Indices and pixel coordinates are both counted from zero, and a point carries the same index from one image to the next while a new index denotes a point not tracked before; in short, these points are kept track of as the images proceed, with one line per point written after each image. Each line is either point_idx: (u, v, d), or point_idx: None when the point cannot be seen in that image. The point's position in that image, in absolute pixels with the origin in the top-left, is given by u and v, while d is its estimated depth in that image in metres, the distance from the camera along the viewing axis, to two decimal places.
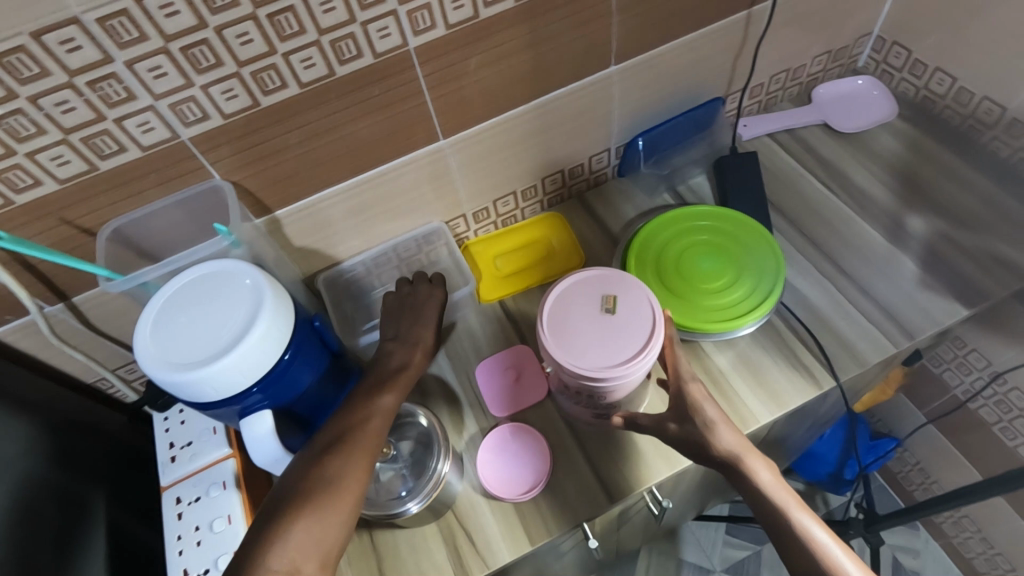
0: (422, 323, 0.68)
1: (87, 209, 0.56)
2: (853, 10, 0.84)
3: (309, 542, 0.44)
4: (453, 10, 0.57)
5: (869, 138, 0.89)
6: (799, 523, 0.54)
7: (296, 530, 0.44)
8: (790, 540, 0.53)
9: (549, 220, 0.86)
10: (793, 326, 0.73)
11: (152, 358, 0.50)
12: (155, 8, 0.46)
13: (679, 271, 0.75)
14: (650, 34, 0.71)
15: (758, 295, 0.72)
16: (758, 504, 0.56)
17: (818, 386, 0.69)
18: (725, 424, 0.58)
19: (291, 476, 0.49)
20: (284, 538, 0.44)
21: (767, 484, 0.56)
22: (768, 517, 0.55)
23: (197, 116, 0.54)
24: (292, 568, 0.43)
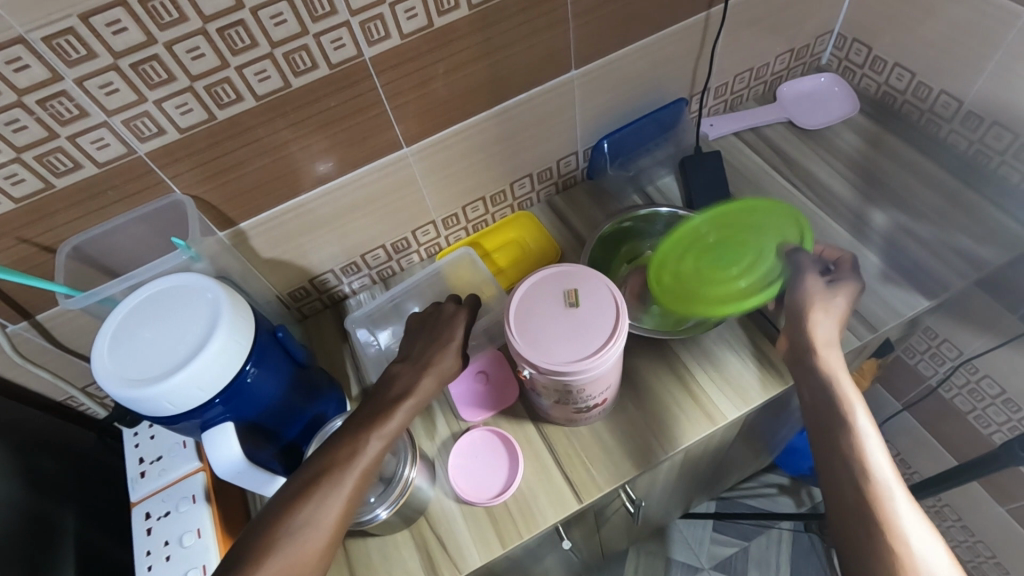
0: (432, 345, 0.62)
1: (45, 226, 0.55)
2: (812, 10, 0.85)
3: None
4: (407, 19, 0.57)
5: (832, 134, 0.91)
6: (856, 424, 0.55)
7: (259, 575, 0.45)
8: (840, 432, 0.55)
9: (520, 221, 0.87)
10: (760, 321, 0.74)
11: (110, 374, 0.50)
12: (102, 26, 0.46)
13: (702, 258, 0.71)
14: (609, 38, 0.71)
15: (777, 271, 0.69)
16: (817, 395, 0.58)
17: (783, 380, 0.69)
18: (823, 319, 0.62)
19: (254, 542, 0.47)
20: None
21: (842, 381, 0.58)
22: (821, 407, 0.57)
23: (153, 131, 0.54)
24: None
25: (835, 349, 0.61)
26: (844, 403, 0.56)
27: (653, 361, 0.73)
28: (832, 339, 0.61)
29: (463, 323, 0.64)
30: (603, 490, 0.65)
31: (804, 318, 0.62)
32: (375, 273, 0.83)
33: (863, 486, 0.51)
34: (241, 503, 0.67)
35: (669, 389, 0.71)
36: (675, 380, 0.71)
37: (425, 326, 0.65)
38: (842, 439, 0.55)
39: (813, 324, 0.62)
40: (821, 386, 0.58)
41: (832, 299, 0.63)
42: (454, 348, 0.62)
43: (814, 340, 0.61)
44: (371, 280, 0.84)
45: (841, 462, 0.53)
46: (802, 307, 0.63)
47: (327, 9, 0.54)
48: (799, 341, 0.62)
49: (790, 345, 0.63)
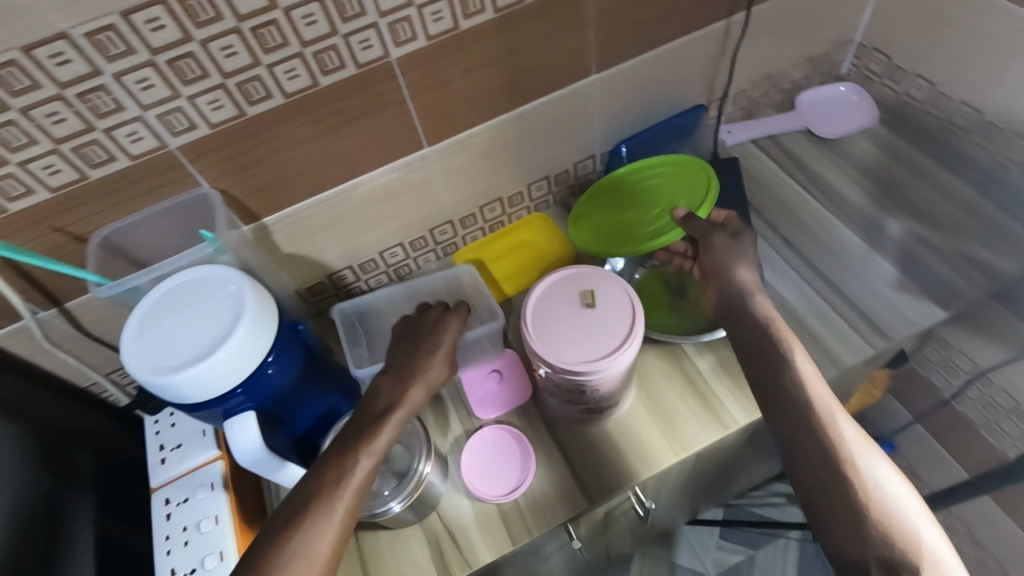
0: (419, 352, 0.63)
1: (75, 216, 0.57)
2: (833, 18, 0.85)
3: None
4: (433, 22, 0.59)
5: (849, 143, 0.91)
6: (797, 369, 0.53)
7: None
8: (781, 375, 0.53)
9: (533, 223, 0.87)
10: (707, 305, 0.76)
11: (137, 361, 0.52)
12: (141, 23, 0.48)
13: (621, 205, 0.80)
14: (628, 43, 0.72)
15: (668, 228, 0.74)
16: (756, 342, 0.56)
17: None
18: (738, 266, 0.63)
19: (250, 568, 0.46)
20: None
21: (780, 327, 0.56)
22: (760, 353, 0.55)
23: (185, 125, 0.55)
24: None
25: (766, 296, 0.60)
26: (782, 349, 0.55)
27: (664, 367, 0.73)
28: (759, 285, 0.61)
29: (452, 327, 0.65)
30: (614, 492, 0.66)
31: (729, 272, 0.63)
32: (392, 270, 0.84)
33: (811, 421, 0.50)
34: (256, 492, 0.69)
35: (679, 393, 0.71)
36: (687, 386, 0.72)
37: (409, 335, 0.65)
38: (781, 378, 0.53)
39: (738, 275, 0.62)
40: (761, 332, 0.57)
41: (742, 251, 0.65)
42: (443, 347, 0.63)
43: (745, 289, 0.61)
44: (388, 278, 0.85)
45: (783, 401, 0.52)
46: (725, 264, 0.64)
47: (357, 10, 0.55)
48: (729, 294, 0.61)
49: (721, 298, 0.62)
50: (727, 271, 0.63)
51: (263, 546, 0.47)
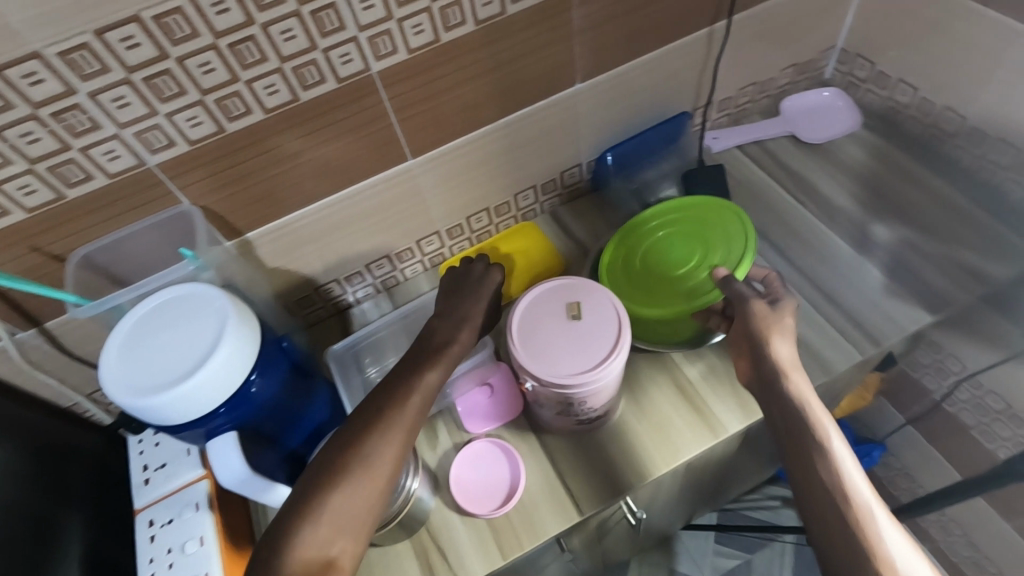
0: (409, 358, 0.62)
1: (55, 235, 0.56)
2: (816, 25, 0.86)
3: (342, 519, 0.47)
4: (414, 35, 0.58)
5: (835, 148, 0.91)
6: (833, 452, 0.51)
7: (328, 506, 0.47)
8: (815, 460, 0.51)
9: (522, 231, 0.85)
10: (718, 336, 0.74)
11: (117, 382, 0.51)
12: (116, 42, 0.47)
13: (663, 241, 0.77)
14: (614, 53, 0.72)
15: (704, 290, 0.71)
16: (789, 420, 0.54)
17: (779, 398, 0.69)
18: (779, 336, 0.60)
19: (325, 466, 0.49)
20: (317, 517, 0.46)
21: (816, 410, 0.54)
22: (793, 435, 0.53)
23: (163, 143, 0.55)
24: (325, 542, 0.46)
25: (801, 372, 0.57)
26: (817, 431, 0.52)
27: (653, 375, 0.73)
28: (797, 361, 0.58)
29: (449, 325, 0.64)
30: (605, 504, 0.65)
31: (763, 343, 0.59)
32: (379, 282, 0.83)
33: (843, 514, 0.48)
34: (243, 511, 0.68)
35: (670, 401, 0.71)
36: (676, 394, 0.71)
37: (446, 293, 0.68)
38: (816, 463, 0.51)
39: (776, 349, 0.58)
40: (793, 413, 0.54)
41: (784, 320, 0.61)
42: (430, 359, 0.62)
43: (781, 364, 0.57)
44: (376, 289, 0.84)
45: (818, 489, 0.50)
46: (758, 332, 0.60)
47: (336, 25, 0.55)
48: (761, 364, 0.59)
49: (755, 372, 0.60)
50: (758, 343, 0.60)
51: (327, 462, 0.49)
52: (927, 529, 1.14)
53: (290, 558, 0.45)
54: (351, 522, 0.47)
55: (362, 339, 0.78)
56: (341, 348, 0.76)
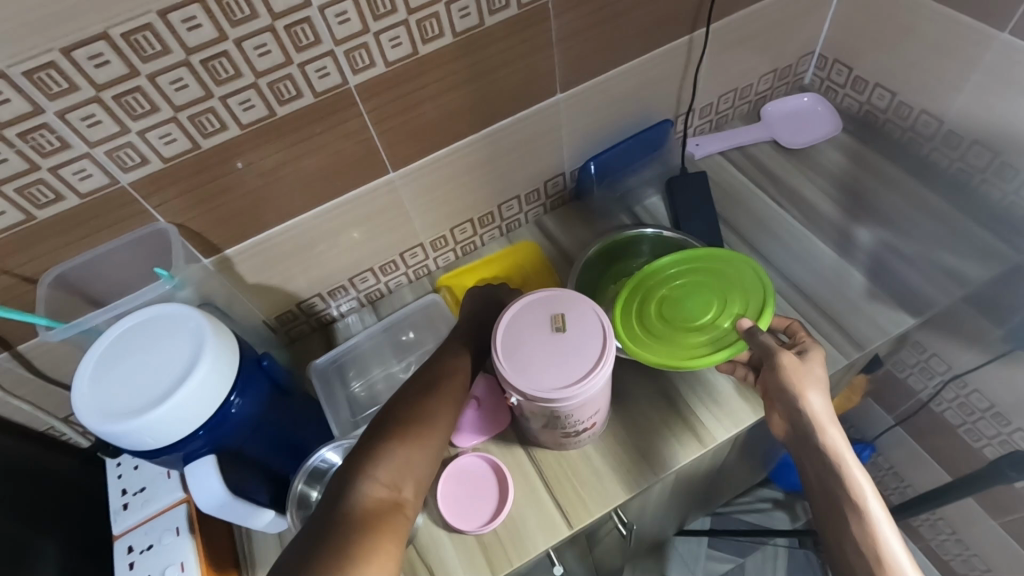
0: None
1: (25, 257, 0.55)
2: (793, 32, 0.87)
3: (408, 464, 0.50)
4: (391, 48, 0.58)
5: (815, 153, 0.92)
6: (868, 513, 0.51)
7: (398, 450, 0.50)
8: (851, 524, 0.52)
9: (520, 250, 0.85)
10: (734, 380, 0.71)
11: (90, 408, 0.49)
12: (85, 60, 0.46)
13: (681, 291, 0.71)
14: (595, 63, 0.72)
15: (727, 339, 0.66)
16: (824, 482, 0.54)
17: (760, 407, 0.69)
18: (814, 389, 0.57)
19: (390, 421, 0.53)
20: (387, 458, 0.49)
21: (853, 475, 0.53)
22: (830, 499, 0.54)
23: (136, 161, 0.54)
24: (393, 484, 0.48)
25: (838, 425, 0.56)
26: (853, 494, 0.52)
27: (636, 384, 0.73)
28: (832, 413, 0.56)
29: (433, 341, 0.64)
30: (594, 515, 0.65)
31: (796, 397, 0.57)
32: (363, 295, 0.82)
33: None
34: (226, 534, 0.66)
35: (655, 409, 0.71)
36: (660, 402, 0.71)
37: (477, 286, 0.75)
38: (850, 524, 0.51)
39: (812, 405, 0.56)
40: (829, 474, 0.54)
41: (813, 371, 0.59)
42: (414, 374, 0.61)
43: (816, 420, 0.56)
44: (360, 303, 0.83)
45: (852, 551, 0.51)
46: (790, 386, 0.58)
47: (311, 39, 0.54)
48: (793, 413, 0.58)
49: (789, 423, 0.58)
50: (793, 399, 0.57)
51: (387, 424, 0.53)
52: (917, 528, 1.14)
53: (360, 497, 0.46)
54: (413, 473, 0.50)
55: (344, 355, 0.77)
56: (324, 363, 0.75)
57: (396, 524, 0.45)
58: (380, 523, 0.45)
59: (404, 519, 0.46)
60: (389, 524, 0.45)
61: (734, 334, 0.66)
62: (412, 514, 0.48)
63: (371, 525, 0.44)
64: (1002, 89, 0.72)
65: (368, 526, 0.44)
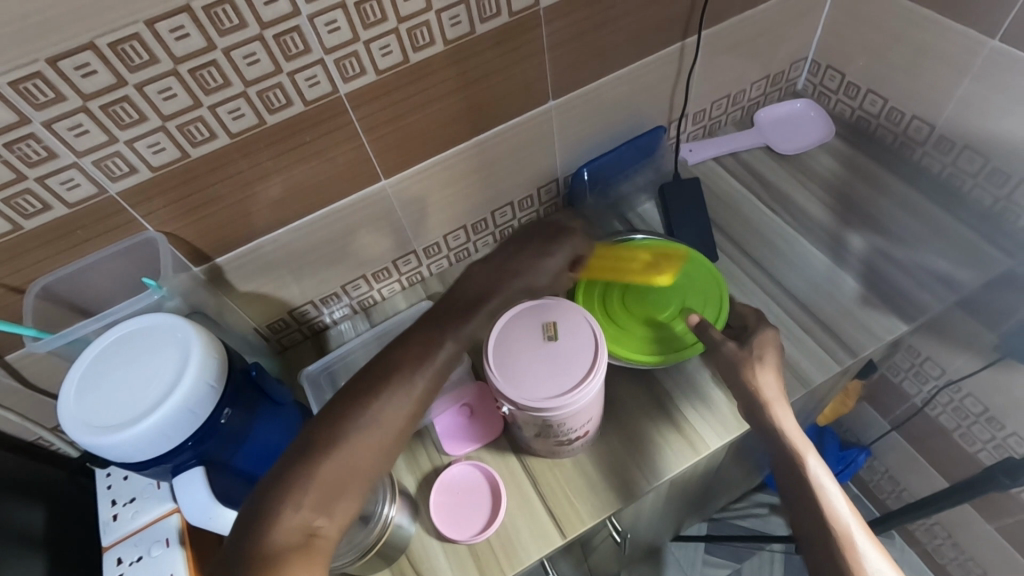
0: None
1: (12, 268, 0.54)
2: (785, 38, 0.87)
3: (332, 483, 0.46)
4: (381, 56, 0.58)
5: (808, 158, 0.92)
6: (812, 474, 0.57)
7: (323, 467, 0.46)
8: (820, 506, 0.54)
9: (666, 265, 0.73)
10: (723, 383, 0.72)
11: (77, 421, 0.49)
12: (71, 69, 0.46)
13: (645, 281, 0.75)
14: (586, 69, 0.72)
15: (682, 339, 0.70)
16: None
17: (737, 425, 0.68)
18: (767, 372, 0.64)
19: (327, 428, 0.48)
20: (310, 477, 0.45)
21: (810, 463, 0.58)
22: None
23: (124, 170, 0.53)
24: (315, 505, 0.45)
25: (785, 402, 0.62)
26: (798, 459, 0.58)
27: (631, 392, 0.72)
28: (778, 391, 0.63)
29: None
30: (587, 525, 0.64)
31: None
32: (356, 302, 0.82)
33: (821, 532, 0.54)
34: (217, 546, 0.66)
35: (646, 419, 0.70)
36: (654, 411, 0.71)
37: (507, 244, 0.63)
38: None
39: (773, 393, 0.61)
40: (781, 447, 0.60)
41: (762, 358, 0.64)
42: None
43: (765, 397, 0.62)
44: (353, 310, 0.83)
45: None
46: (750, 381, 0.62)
47: (301, 48, 0.54)
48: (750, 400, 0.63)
49: None
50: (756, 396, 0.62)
51: (320, 433, 0.48)
52: (914, 533, 1.13)
53: (275, 524, 0.43)
54: (338, 496, 0.46)
55: (334, 358, 0.76)
56: (315, 370, 0.75)
57: (309, 559, 0.43)
58: (292, 562, 0.42)
59: (318, 554, 0.43)
60: (301, 558, 0.43)
61: (689, 335, 0.71)
62: (331, 539, 0.45)
63: (280, 561, 0.42)
64: (993, 95, 0.72)
65: (276, 563, 0.42)
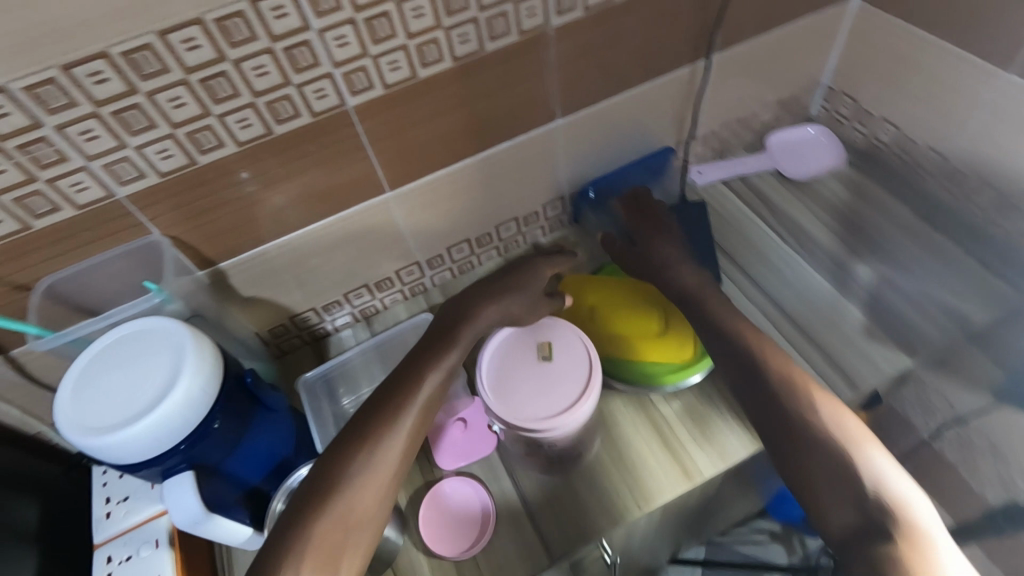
0: None
1: (21, 266, 0.55)
2: (799, 63, 0.86)
3: (327, 548, 0.48)
4: (390, 71, 0.58)
5: (818, 184, 0.91)
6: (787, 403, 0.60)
7: (316, 532, 0.48)
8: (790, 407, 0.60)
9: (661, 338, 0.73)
10: (718, 408, 0.71)
11: (71, 422, 0.49)
12: (84, 77, 0.47)
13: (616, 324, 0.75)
14: (595, 89, 0.73)
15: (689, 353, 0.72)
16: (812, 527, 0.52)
17: (739, 447, 0.68)
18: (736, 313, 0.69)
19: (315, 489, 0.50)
20: (306, 543, 0.48)
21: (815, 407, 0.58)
22: None
23: (133, 174, 0.54)
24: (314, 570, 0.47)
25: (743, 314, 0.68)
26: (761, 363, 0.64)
27: (630, 414, 0.71)
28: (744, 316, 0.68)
29: None
30: (576, 548, 0.63)
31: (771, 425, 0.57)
32: (358, 310, 0.82)
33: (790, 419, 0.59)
34: (206, 549, 0.66)
35: (646, 441, 0.69)
36: (653, 433, 0.70)
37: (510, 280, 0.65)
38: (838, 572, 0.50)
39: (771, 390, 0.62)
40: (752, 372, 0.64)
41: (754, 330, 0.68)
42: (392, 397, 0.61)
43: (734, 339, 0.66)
44: (355, 317, 0.83)
45: None
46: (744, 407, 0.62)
47: (311, 61, 0.54)
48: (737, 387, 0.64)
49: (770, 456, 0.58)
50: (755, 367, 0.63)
51: (311, 494, 0.50)
52: None
53: None
54: (338, 556, 0.48)
55: (333, 365, 0.77)
56: (313, 376, 0.75)
57: None
58: None
59: None
60: None
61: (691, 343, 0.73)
62: None
63: None
64: (1009, 130, 0.71)
65: None
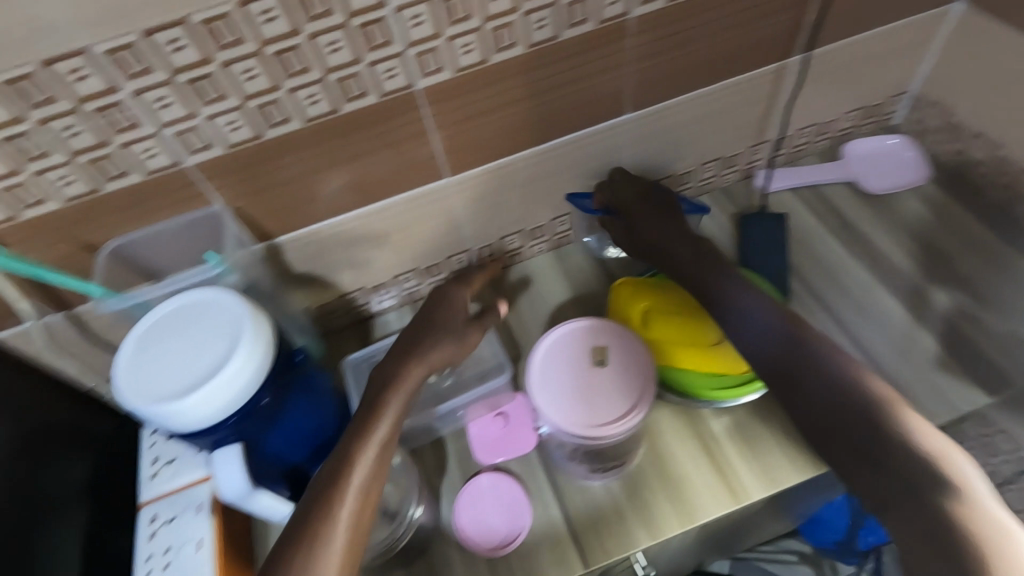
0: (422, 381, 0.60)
1: (88, 226, 0.56)
2: (888, 69, 0.81)
3: None
4: (462, 54, 0.56)
5: (896, 200, 0.85)
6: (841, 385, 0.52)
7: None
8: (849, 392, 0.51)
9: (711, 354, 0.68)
10: (772, 428, 0.67)
11: (129, 386, 0.50)
12: (162, 43, 0.47)
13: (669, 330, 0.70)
14: (668, 86, 0.69)
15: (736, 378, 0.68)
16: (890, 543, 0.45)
17: (789, 469, 0.65)
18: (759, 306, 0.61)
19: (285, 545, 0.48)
20: None
21: (957, 462, 0.45)
22: None
23: (200, 144, 0.54)
24: None
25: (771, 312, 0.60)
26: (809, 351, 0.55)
27: (676, 426, 0.69)
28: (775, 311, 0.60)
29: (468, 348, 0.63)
30: (612, 557, 0.62)
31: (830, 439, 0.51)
32: (406, 293, 0.81)
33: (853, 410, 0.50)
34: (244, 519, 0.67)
35: (689, 456, 0.67)
36: (699, 449, 0.67)
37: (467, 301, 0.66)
38: None
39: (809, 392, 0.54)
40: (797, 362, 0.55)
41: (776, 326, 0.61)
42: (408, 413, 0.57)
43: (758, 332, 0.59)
44: (402, 300, 0.82)
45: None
46: None
47: (384, 39, 0.53)
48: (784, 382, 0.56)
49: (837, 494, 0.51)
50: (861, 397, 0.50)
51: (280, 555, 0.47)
52: None
53: None
54: None
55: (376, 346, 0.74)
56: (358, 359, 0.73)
57: None
58: None
59: None
60: None
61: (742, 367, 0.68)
62: None
63: None
64: None
65: None
